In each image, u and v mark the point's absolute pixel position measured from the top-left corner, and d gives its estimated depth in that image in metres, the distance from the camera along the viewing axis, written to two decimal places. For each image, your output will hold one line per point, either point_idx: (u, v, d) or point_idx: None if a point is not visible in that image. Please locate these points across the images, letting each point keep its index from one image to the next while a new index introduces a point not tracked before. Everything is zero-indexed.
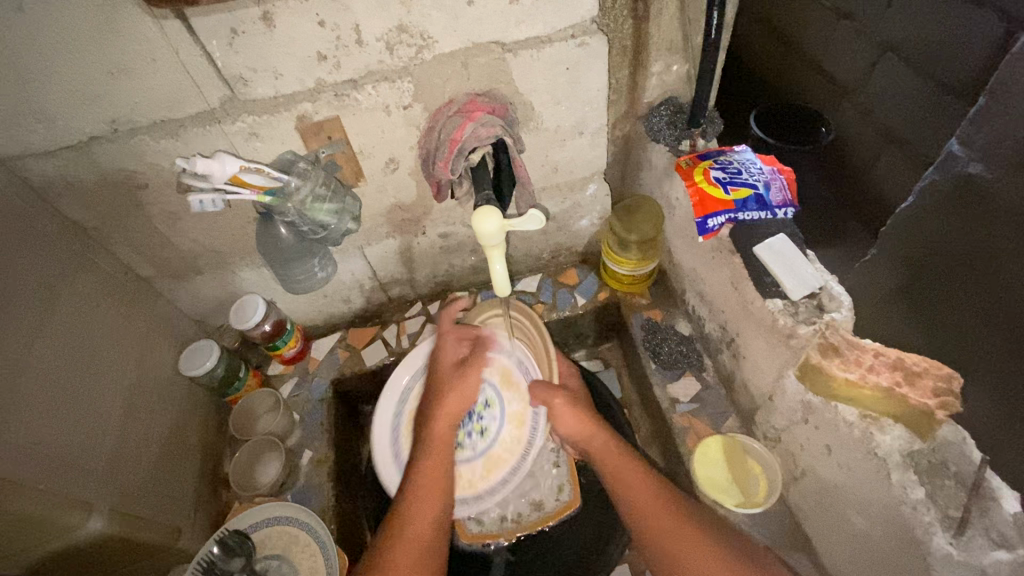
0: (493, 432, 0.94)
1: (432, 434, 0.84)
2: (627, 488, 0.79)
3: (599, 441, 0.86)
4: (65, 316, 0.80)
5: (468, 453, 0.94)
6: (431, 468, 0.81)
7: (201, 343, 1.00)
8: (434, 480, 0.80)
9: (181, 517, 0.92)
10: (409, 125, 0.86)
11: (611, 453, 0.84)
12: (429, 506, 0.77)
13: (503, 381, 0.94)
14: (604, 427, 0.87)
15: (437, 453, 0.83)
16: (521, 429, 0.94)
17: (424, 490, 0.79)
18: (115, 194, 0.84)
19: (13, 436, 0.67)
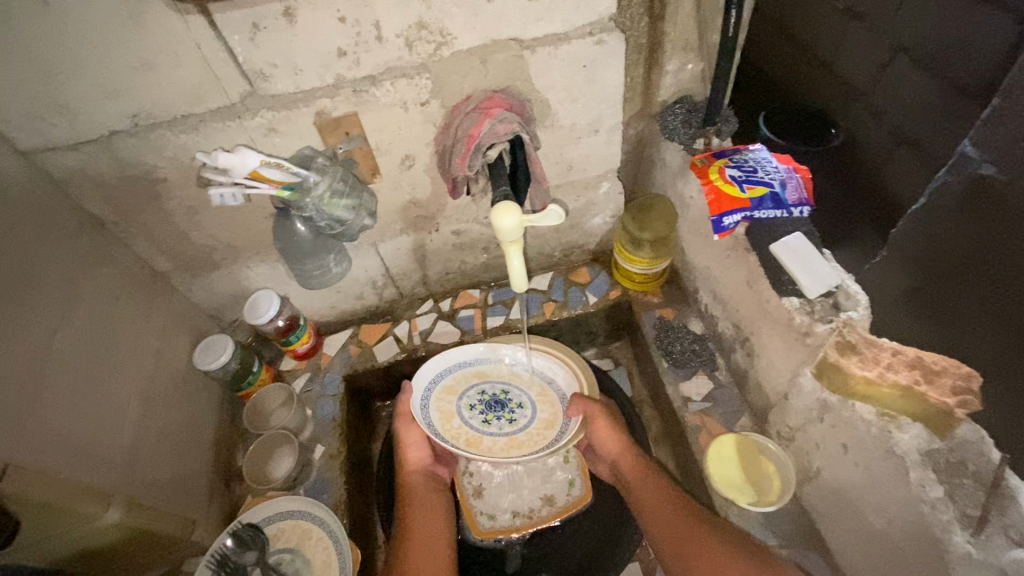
0: (521, 424, 0.96)
1: (404, 489, 0.92)
2: (656, 511, 0.81)
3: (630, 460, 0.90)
4: (87, 309, 0.81)
5: (495, 432, 0.94)
6: (412, 512, 0.88)
7: (215, 338, 1.01)
8: (418, 522, 0.86)
9: (195, 510, 0.93)
10: (426, 121, 0.86)
11: (639, 476, 0.87)
12: (416, 546, 0.82)
13: (540, 394, 0.98)
14: (633, 451, 0.91)
15: (417, 499, 0.90)
16: (549, 429, 0.94)
17: (409, 527, 0.85)
18: (135, 189, 0.85)
19: (38, 427, 0.68)
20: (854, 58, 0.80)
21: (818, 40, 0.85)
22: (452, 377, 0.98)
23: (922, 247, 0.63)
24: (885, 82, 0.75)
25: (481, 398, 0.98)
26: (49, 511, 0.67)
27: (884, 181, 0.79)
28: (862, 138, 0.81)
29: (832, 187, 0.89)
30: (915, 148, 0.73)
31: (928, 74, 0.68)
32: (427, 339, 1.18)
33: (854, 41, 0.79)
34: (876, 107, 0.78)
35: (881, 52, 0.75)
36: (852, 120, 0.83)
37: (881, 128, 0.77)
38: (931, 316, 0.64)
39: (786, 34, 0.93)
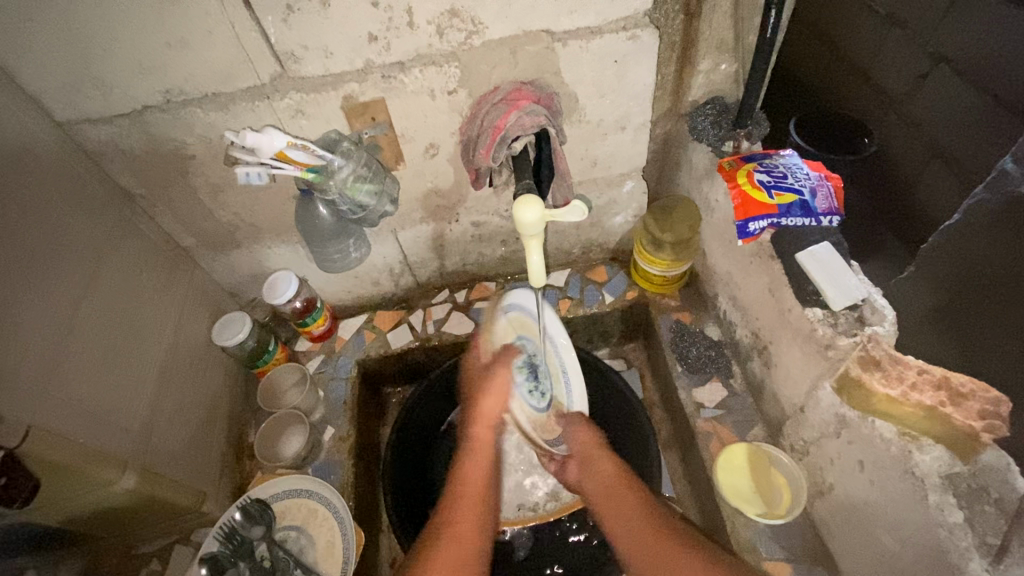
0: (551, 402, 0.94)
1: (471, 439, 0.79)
2: (621, 521, 0.71)
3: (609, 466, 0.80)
4: (111, 279, 0.83)
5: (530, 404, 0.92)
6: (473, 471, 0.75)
7: (234, 315, 1.02)
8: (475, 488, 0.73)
9: (205, 481, 0.94)
10: (453, 110, 0.86)
11: (610, 481, 0.77)
12: (471, 514, 0.70)
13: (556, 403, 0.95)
14: (610, 453, 0.82)
15: (476, 456, 0.77)
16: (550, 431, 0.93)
17: (469, 487, 0.73)
18: (165, 165, 0.86)
19: (58, 394, 0.69)
20: (891, 66, 0.82)
21: (852, 45, 0.88)
22: (504, 326, 0.94)
23: (953, 265, 0.62)
24: (922, 93, 0.78)
25: (526, 363, 0.92)
26: (70, 475, 0.69)
27: (915, 195, 0.82)
28: (897, 151, 0.84)
29: (863, 199, 0.87)
30: (951, 165, 0.76)
31: (968, 85, 0.71)
32: (441, 329, 1.19)
33: (891, 51, 0.82)
34: (914, 118, 0.80)
35: (921, 62, 0.77)
36: (886, 130, 0.86)
37: (917, 141, 0.80)
38: (952, 334, 0.62)
39: (829, 45, 0.92)
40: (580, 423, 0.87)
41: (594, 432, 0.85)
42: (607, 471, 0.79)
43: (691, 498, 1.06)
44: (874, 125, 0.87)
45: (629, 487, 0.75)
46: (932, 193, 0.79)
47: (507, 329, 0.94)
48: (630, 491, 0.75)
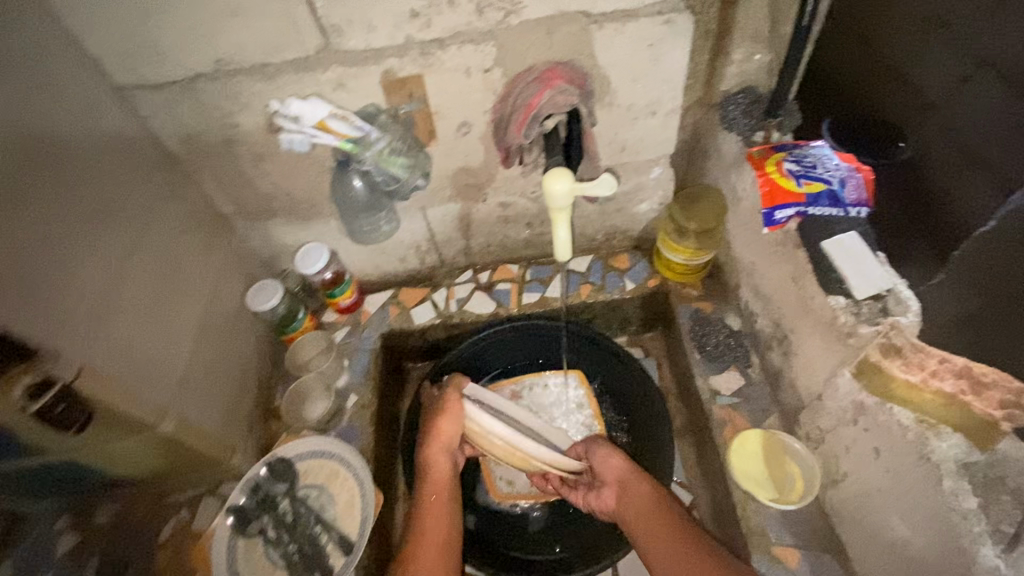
0: None
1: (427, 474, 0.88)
2: (651, 536, 0.77)
3: (641, 490, 0.84)
4: (158, 239, 0.87)
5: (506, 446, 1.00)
6: (435, 497, 0.86)
7: (267, 282, 1.07)
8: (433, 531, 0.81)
9: (236, 437, 0.99)
10: (487, 89, 0.88)
11: (643, 501, 0.82)
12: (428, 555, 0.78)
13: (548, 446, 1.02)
14: (643, 475, 0.86)
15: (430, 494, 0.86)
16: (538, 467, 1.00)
17: (431, 510, 0.84)
18: (211, 133, 0.90)
19: (112, 340, 0.74)
20: (931, 65, 0.66)
21: (889, 40, 0.74)
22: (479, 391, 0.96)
23: (983, 273, 0.59)
24: (960, 96, 0.63)
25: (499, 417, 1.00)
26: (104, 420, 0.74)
27: (951, 207, 0.64)
28: (933, 161, 0.67)
29: (893, 207, 0.75)
30: (985, 170, 0.59)
31: (1011, 88, 0.56)
32: (463, 307, 1.22)
33: (932, 52, 0.66)
34: (951, 123, 0.64)
35: (962, 63, 0.62)
36: (922, 135, 0.69)
37: (951, 147, 0.64)
38: (985, 346, 0.59)
39: (865, 46, 0.78)
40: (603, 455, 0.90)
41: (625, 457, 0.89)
42: (641, 491, 0.84)
43: (702, 485, 1.07)
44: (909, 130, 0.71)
45: (663, 506, 0.80)
46: (959, 203, 0.62)
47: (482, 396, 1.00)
48: (660, 506, 0.81)
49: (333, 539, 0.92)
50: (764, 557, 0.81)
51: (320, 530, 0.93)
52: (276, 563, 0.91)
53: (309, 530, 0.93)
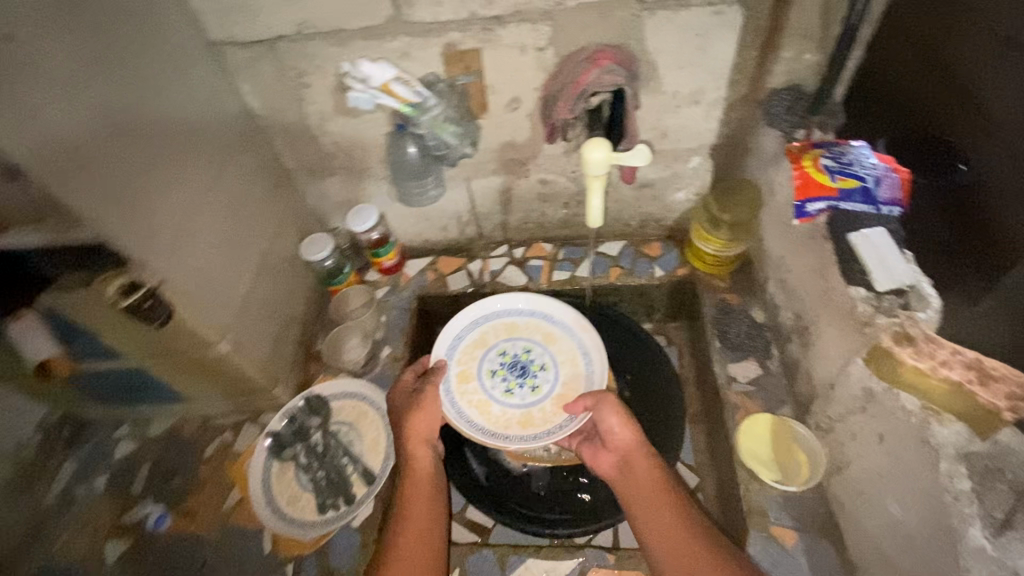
0: (544, 392, 1.04)
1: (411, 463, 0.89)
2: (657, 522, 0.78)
3: (647, 471, 0.84)
4: (232, 181, 0.97)
5: (515, 400, 1.04)
6: (418, 494, 0.85)
7: (319, 236, 1.16)
8: (423, 513, 0.83)
9: (280, 370, 1.09)
10: (539, 67, 0.94)
11: (649, 480, 0.82)
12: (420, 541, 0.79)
13: (559, 399, 1.03)
14: (651, 455, 0.86)
15: (416, 483, 0.86)
16: (555, 412, 1.02)
17: (414, 511, 0.83)
18: (286, 91, 1.00)
19: (189, 260, 0.84)
20: (996, 80, 0.63)
21: (950, 55, 0.70)
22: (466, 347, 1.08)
23: None
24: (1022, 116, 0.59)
25: (503, 362, 1.07)
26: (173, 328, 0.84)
27: (1004, 233, 0.61)
28: (994, 183, 0.63)
29: (941, 225, 0.73)
30: None
31: None
32: (496, 279, 1.27)
33: (1000, 69, 0.62)
34: (1014, 145, 0.60)
35: None
36: (984, 157, 0.65)
37: (1013, 169, 0.60)
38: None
39: (928, 61, 0.75)
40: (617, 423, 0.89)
41: (634, 429, 0.88)
42: (647, 470, 0.83)
43: (710, 470, 1.10)
44: (968, 149, 0.68)
45: (668, 493, 0.80)
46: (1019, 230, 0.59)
47: (489, 332, 1.09)
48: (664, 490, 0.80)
49: (357, 470, 1.00)
50: (760, 535, 0.84)
51: (346, 462, 1.01)
52: (305, 486, 0.99)
53: (337, 461, 1.01)
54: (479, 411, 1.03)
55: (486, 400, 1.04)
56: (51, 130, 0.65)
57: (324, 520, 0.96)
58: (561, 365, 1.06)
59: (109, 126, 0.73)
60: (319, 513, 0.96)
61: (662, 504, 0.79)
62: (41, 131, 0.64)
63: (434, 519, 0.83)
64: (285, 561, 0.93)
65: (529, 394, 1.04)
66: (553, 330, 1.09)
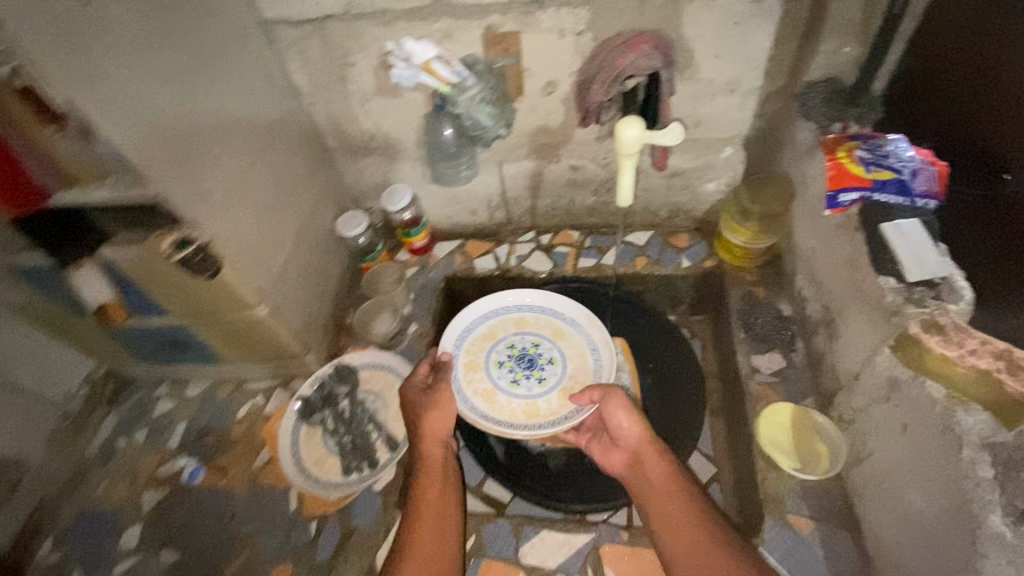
0: (551, 384, 1.05)
1: (425, 460, 0.89)
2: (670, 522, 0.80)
3: (659, 469, 0.85)
4: (277, 153, 1.02)
5: (521, 391, 1.05)
6: (431, 492, 0.86)
7: (355, 213, 1.20)
8: (436, 510, 0.84)
9: (312, 339, 1.13)
10: (576, 52, 0.96)
11: (661, 480, 0.84)
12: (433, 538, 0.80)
13: (565, 391, 1.04)
14: (661, 452, 0.87)
15: (428, 480, 0.87)
16: (561, 404, 1.02)
17: (426, 510, 0.83)
18: (330, 69, 1.04)
19: (236, 222, 0.89)
20: None
21: (1002, 62, 0.70)
22: (474, 339, 1.09)
23: None
24: None
25: (511, 355, 1.08)
26: (214, 286, 0.88)
27: None
28: None
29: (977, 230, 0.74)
30: None
31: None
32: (522, 264, 1.29)
33: None
34: None
35: None
36: None
37: None
38: None
39: (977, 67, 0.75)
40: (628, 421, 0.89)
41: (644, 427, 0.89)
42: (659, 469, 0.85)
43: (728, 460, 1.10)
44: (1016, 160, 0.69)
45: (681, 493, 0.82)
46: None
47: (498, 325, 1.11)
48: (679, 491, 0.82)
49: (381, 437, 1.04)
50: (776, 522, 0.84)
51: (371, 429, 1.05)
52: (331, 449, 1.03)
53: (362, 427, 1.05)
54: (484, 399, 1.03)
55: (492, 390, 1.04)
56: (120, 89, 0.70)
57: (348, 482, 0.99)
58: (569, 359, 1.07)
59: (170, 91, 0.78)
60: (343, 475, 1.00)
61: (675, 507, 0.80)
62: (108, 91, 0.68)
63: (449, 514, 0.84)
64: (308, 519, 0.96)
65: (535, 386, 1.05)
66: (562, 326, 1.11)
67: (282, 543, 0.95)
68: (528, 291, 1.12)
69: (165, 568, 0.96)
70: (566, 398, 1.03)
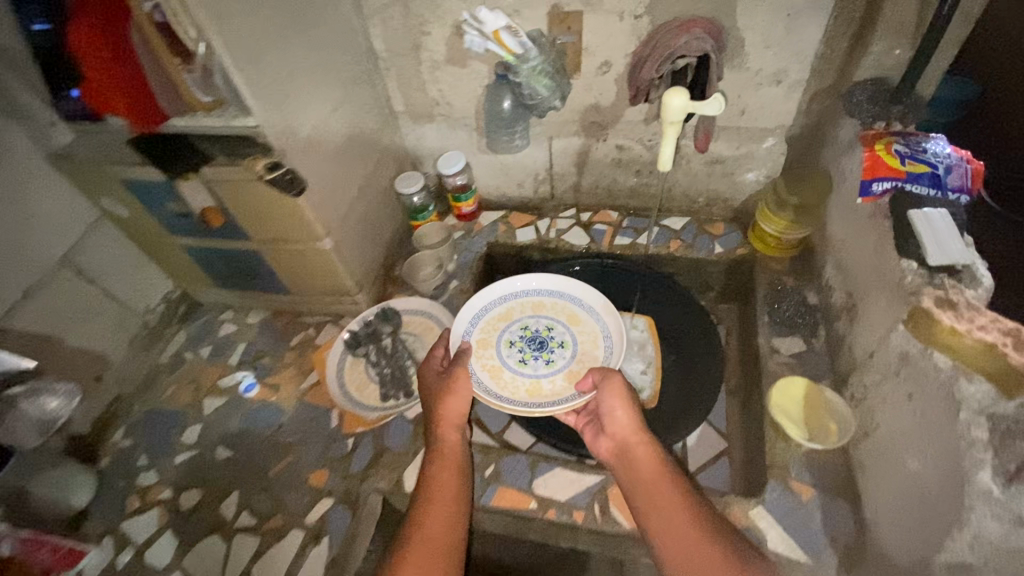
0: (558, 366, 1.08)
1: (440, 444, 0.90)
2: (661, 517, 0.79)
3: (647, 458, 0.85)
4: (353, 108, 1.13)
5: (528, 370, 1.08)
6: (444, 474, 0.87)
7: (413, 173, 1.31)
8: (447, 493, 0.85)
9: (364, 281, 1.24)
10: (633, 34, 1.03)
11: (649, 468, 0.84)
12: (442, 518, 0.81)
13: (571, 375, 1.07)
14: (649, 441, 0.87)
15: (442, 462, 0.88)
16: (566, 386, 1.05)
17: (438, 492, 0.84)
18: (407, 37, 1.15)
19: (315, 162, 1.00)
20: None
21: None
22: (487, 321, 1.13)
23: None
24: None
25: (522, 336, 1.12)
26: (290, 215, 1.00)
27: None
28: None
29: None
30: None
31: None
32: (560, 237, 1.36)
33: None
34: None
35: None
36: None
37: None
38: None
39: None
40: (618, 408, 0.90)
41: (634, 416, 0.90)
42: (647, 457, 0.85)
43: (739, 438, 1.14)
44: None
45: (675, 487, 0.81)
46: None
47: (515, 307, 1.15)
48: (670, 486, 0.81)
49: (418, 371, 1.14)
50: (778, 484, 0.90)
51: (409, 365, 1.15)
52: (372, 378, 1.13)
53: (400, 361, 1.14)
54: (491, 375, 1.07)
55: (499, 366, 1.08)
56: (240, 29, 0.81)
57: (386, 406, 1.09)
58: (581, 345, 1.10)
59: (275, 37, 0.89)
60: (382, 401, 1.10)
61: (671, 502, 0.80)
62: (232, 31, 0.79)
63: (457, 496, 0.85)
64: (346, 435, 1.06)
65: (542, 367, 1.08)
66: (578, 312, 1.13)
67: (322, 453, 1.05)
68: (546, 277, 1.15)
69: (219, 463, 1.08)
70: (572, 381, 1.06)
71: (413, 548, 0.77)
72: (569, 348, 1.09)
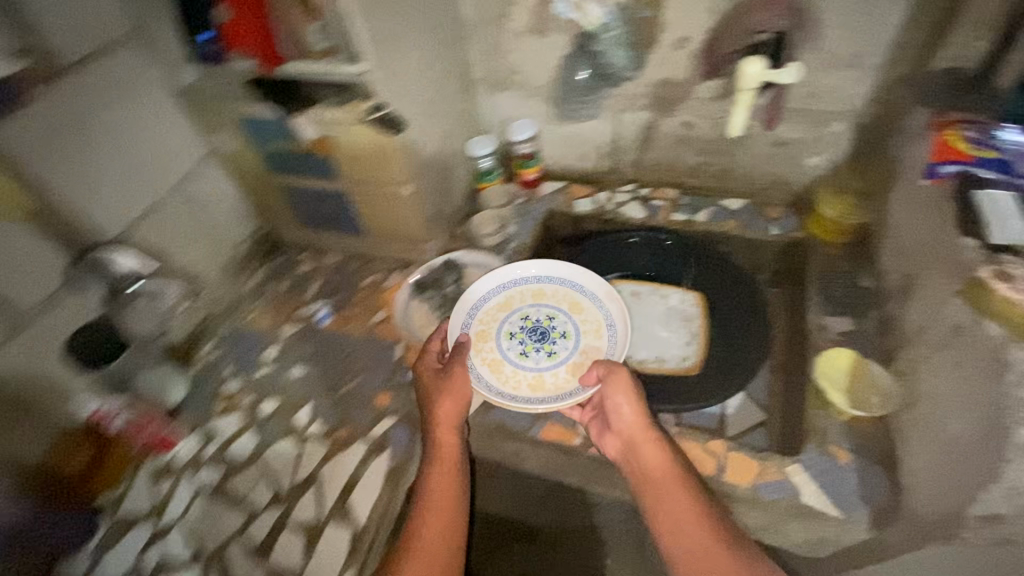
0: (560, 358, 1.08)
1: (438, 445, 0.98)
2: (665, 512, 0.88)
3: (652, 453, 0.92)
4: (441, 69, 1.23)
5: (530, 363, 1.09)
6: (441, 475, 0.95)
7: (485, 137, 1.40)
8: (444, 493, 0.94)
9: (433, 232, 1.34)
10: (711, 11, 1.09)
11: (653, 464, 0.91)
12: (440, 521, 0.91)
13: (574, 367, 1.07)
14: (653, 436, 0.93)
15: (439, 463, 0.96)
16: (569, 378, 1.06)
17: (434, 495, 0.93)
18: (496, 6, 1.23)
19: (408, 111, 1.10)
20: None
21: None
22: (486, 312, 1.14)
23: None
24: None
25: (522, 328, 1.12)
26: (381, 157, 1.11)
27: None
28: None
29: None
30: None
31: None
32: (619, 209, 1.42)
33: None
34: None
35: None
36: None
37: None
38: None
39: None
40: (623, 407, 0.95)
41: (638, 412, 0.94)
42: (652, 453, 0.92)
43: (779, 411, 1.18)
44: None
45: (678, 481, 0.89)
46: None
47: (515, 296, 1.16)
48: (672, 481, 0.89)
49: None
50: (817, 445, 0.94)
51: None
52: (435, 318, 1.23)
53: None
54: (491, 368, 1.08)
55: (500, 359, 1.09)
56: None
57: None
58: (583, 333, 1.10)
59: None
60: None
61: (674, 501, 0.88)
62: None
63: (452, 497, 0.94)
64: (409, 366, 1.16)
65: (543, 359, 1.08)
66: (580, 300, 1.14)
67: (386, 380, 1.15)
68: (546, 264, 1.16)
69: (293, 380, 1.19)
70: (576, 373, 1.06)
71: (414, 551, 0.89)
72: (572, 337, 1.10)
